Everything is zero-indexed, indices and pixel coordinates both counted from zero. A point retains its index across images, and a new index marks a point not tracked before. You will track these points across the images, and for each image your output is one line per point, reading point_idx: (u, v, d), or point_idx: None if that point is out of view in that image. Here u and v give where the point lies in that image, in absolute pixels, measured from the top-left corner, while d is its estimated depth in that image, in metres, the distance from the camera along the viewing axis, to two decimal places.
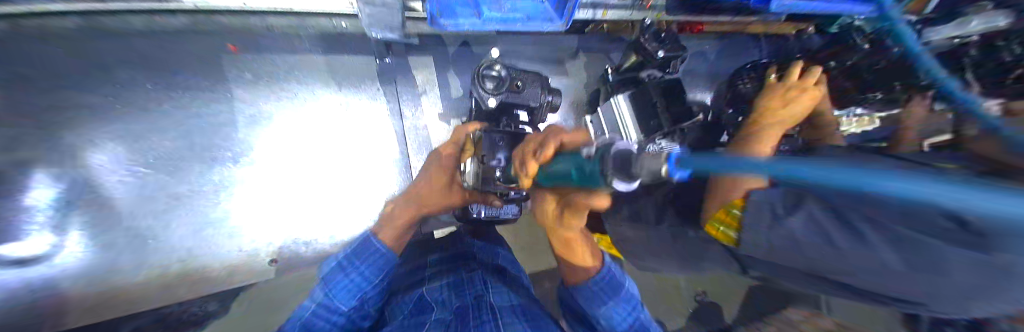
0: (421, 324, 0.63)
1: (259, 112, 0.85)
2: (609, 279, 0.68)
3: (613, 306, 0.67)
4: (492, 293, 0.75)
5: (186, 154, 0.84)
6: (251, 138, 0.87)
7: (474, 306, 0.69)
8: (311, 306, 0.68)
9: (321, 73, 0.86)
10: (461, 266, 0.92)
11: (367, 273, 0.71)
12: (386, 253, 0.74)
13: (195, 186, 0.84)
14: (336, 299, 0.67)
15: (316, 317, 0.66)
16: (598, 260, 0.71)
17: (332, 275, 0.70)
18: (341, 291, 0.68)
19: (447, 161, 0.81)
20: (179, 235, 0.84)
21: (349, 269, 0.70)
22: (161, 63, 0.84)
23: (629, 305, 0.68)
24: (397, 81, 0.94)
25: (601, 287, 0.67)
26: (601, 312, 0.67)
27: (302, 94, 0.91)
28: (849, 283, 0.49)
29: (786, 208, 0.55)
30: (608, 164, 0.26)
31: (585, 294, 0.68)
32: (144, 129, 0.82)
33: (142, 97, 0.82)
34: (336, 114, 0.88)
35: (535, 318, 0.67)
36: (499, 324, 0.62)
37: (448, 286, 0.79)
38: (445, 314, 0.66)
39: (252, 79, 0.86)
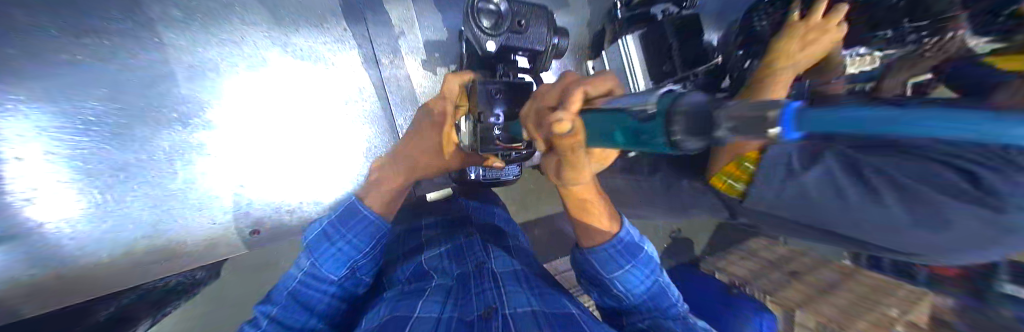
0: (421, 290, 0.59)
1: (204, 61, 0.68)
2: (649, 267, 0.52)
3: (633, 268, 0.51)
4: (493, 259, 0.66)
5: (115, 114, 0.64)
6: (199, 94, 0.69)
7: (476, 274, 0.62)
8: (301, 275, 0.56)
9: (272, 10, 0.71)
10: (457, 230, 0.81)
11: (357, 241, 0.58)
12: (373, 217, 0.60)
13: (139, 154, 0.66)
14: (329, 271, 0.56)
15: (308, 287, 0.56)
16: (616, 220, 0.52)
17: (315, 241, 0.58)
18: (329, 261, 0.56)
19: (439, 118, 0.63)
20: (133, 213, 0.68)
21: (335, 237, 0.57)
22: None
23: (647, 269, 0.52)
24: (367, 20, 0.78)
25: (624, 249, 0.51)
26: (618, 276, 0.51)
27: (251, 37, 0.71)
28: (846, 234, 0.49)
29: (804, 162, 0.47)
30: (681, 123, 0.21)
31: (598, 258, 0.51)
32: (43, 84, 0.59)
33: (37, 45, 0.58)
34: (301, 67, 0.74)
35: (539, 283, 0.61)
36: (501, 291, 0.55)
37: (448, 253, 0.70)
38: (443, 280, 0.61)
39: (183, 17, 0.66)
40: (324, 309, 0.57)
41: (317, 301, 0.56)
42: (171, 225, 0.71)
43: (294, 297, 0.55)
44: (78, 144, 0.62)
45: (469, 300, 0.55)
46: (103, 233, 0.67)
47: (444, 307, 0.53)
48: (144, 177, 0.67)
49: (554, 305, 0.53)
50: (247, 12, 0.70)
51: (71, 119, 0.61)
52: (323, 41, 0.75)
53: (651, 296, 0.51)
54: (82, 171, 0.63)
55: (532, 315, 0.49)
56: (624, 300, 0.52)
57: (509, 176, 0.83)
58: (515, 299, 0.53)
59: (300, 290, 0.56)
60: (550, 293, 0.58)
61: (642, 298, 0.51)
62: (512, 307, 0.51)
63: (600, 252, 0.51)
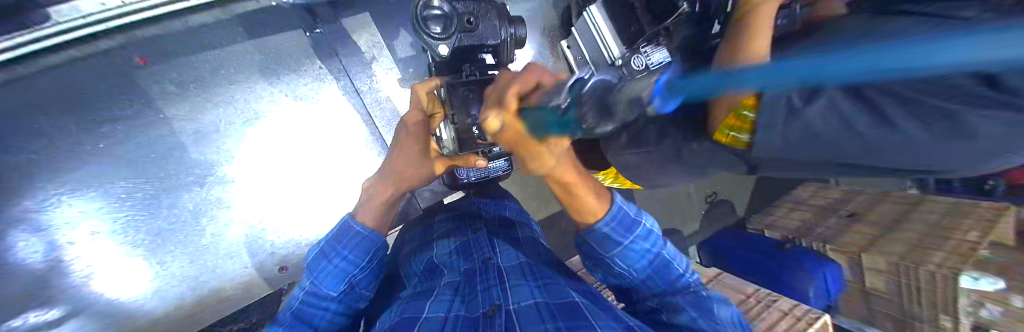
0: (432, 289, 0.61)
1: (207, 124, 0.75)
2: (649, 240, 0.54)
3: (631, 244, 0.53)
4: (499, 254, 0.69)
5: (145, 188, 0.72)
6: (209, 155, 0.76)
7: (482, 270, 0.64)
8: (301, 291, 0.62)
9: (254, 65, 0.76)
10: (465, 225, 0.84)
11: (352, 257, 0.63)
12: (365, 233, 0.65)
13: (171, 219, 0.74)
14: (329, 288, 0.62)
15: (310, 303, 0.61)
16: (607, 199, 0.53)
17: (313, 260, 0.63)
18: (328, 278, 0.62)
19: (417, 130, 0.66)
20: (178, 271, 0.75)
21: (332, 254, 0.63)
22: (75, 101, 0.68)
23: (647, 242, 0.54)
24: (339, 55, 0.82)
25: (619, 226, 0.53)
26: (617, 254, 0.53)
27: (239, 93, 0.76)
28: (866, 163, 0.42)
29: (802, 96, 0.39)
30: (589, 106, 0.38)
31: (598, 238, 0.53)
32: (82, 173, 0.68)
33: (66, 142, 0.67)
34: (293, 112, 0.79)
35: (546, 276, 0.62)
36: (507, 286, 0.57)
37: (458, 250, 0.74)
38: (454, 277, 0.64)
39: (178, 90, 0.73)
40: (326, 323, 0.62)
41: (320, 319, 0.62)
42: (211, 276, 0.78)
43: (298, 315, 0.60)
44: (118, 220, 0.70)
45: (475, 296, 0.57)
46: (156, 295, 0.75)
47: (452, 305, 0.56)
48: (179, 238, 0.75)
49: (558, 295, 0.54)
50: (233, 72, 0.75)
51: (112, 201, 0.70)
52: (304, 82, 0.80)
53: (655, 270, 0.54)
54: (127, 243, 0.71)
55: (535, 306, 0.51)
56: (630, 275, 0.55)
57: (499, 170, 0.84)
58: (518, 295, 0.54)
59: (305, 308, 0.61)
60: (556, 283, 0.59)
61: (644, 272, 0.54)
62: (516, 302, 0.53)
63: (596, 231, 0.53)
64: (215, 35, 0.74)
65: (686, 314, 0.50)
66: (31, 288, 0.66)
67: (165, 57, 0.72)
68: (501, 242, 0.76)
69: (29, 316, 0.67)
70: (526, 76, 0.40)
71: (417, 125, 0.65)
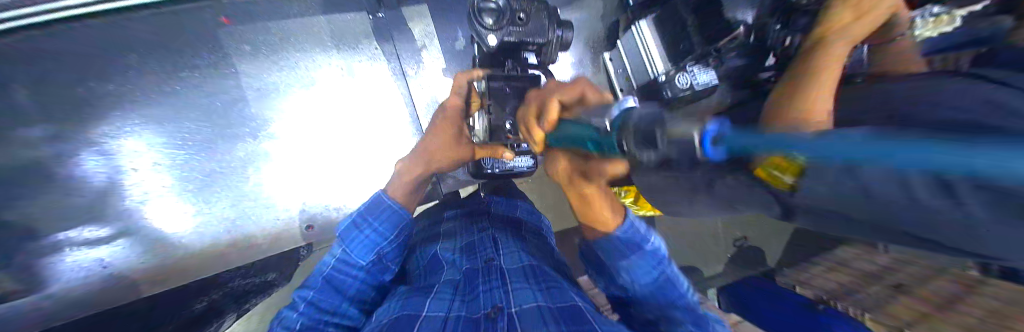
0: (432, 285, 0.64)
1: (268, 83, 0.82)
2: (656, 257, 0.55)
3: (639, 258, 0.55)
4: (501, 255, 0.70)
5: (206, 132, 0.79)
6: (264, 112, 0.83)
7: (484, 270, 0.66)
8: (334, 261, 0.61)
9: (319, 36, 0.83)
10: (473, 221, 0.89)
11: (382, 230, 0.64)
12: (395, 207, 0.66)
13: (221, 162, 0.81)
14: (358, 256, 0.61)
15: (341, 272, 0.60)
16: (621, 213, 0.55)
17: (344, 230, 0.63)
18: (359, 247, 0.61)
19: (454, 116, 0.70)
20: (213, 214, 0.81)
21: (364, 225, 0.63)
22: (167, 48, 0.77)
23: (654, 260, 0.55)
24: (394, 39, 0.88)
25: (628, 240, 0.54)
26: (624, 266, 0.56)
27: (301, 60, 0.83)
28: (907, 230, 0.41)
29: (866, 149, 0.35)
30: (627, 136, 0.30)
31: (605, 247, 0.56)
32: (159, 111, 0.76)
33: (153, 82, 0.76)
34: (343, 84, 0.85)
35: (551, 278, 0.62)
36: (507, 289, 0.58)
37: (461, 247, 0.77)
38: (452, 275, 0.66)
39: (251, 50, 0.81)
40: (355, 295, 0.60)
41: (351, 285, 0.60)
42: (244, 221, 0.83)
43: (328, 281, 0.59)
44: (178, 156, 0.78)
45: (476, 297, 0.58)
46: (194, 230, 0.81)
47: (451, 305, 0.57)
48: (221, 183, 0.81)
49: (559, 300, 0.54)
50: (301, 41, 0.83)
51: (178, 139, 0.78)
52: (358, 59, 0.86)
53: (660, 288, 0.55)
54: (181, 177, 0.78)
55: (538, 309, 0.51)
56: (633, 288, 0.57)
57: (522, 168, 0.85)
58: (519, 294, 0.55)
59: (335, 276, 0.60)
60: (559, 287, 0.58)
61: (649, 287, 0.55)
62: (518, 305, 0.53)
63: (605, 241, 0.56)
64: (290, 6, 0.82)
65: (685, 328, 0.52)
66: (92, 207, 0.73)
67: (246, 19, 0.80)
68: (503, 239, 0.78)
69: (81, 232, 0.73)
70: (569, 89, 0.45)
71: (454, 110, 0.70)
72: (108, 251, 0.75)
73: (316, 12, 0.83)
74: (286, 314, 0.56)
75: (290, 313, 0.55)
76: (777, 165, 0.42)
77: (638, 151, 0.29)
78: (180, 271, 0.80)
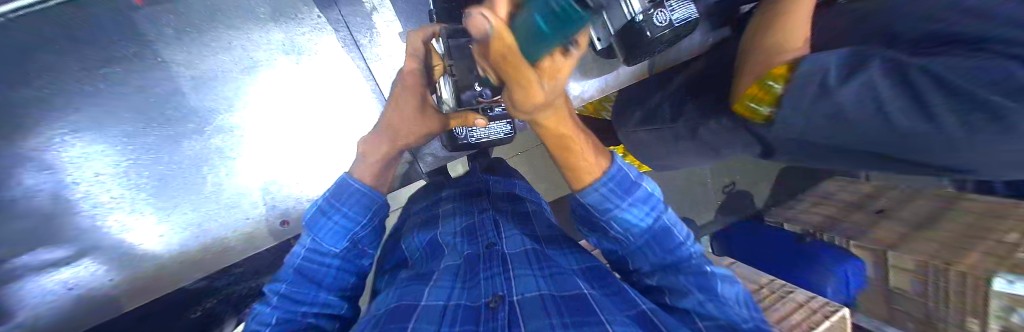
0: (432, 271, 0.62)
1: (206, 71, 0.73)
2: (649, 204, 0.52)
3: (629, 207, 0.51)
4: (504, 240, 0.68)
5: (145, 132, 0.71)
6: (209, 104, 0.75)
7: (485, 256, 0.63)
8: (303, 249, 0.57)
9: (251, 10, 0.73)
10: (472, 202, 0.90)
11: (352, 214, 0.59)
12: (365, 191, 0.60)
13: (175, 164, 0.74)
14: (331, 244, 0.57)
15: (313, 261, 0.57)
16: (608, 159, 0.52)
17: (310, 218, 0.58)
18: (329, 234, 0.57)
19: (411, 79, 0.62)
20: (181, 217, 0.77)
21: (331, 211, 0.58)
22: (71, 38, 0.65)
23: (647, 207, 0.52)
24: (337, 4, 0.78)
25: (617, 187, 0.50)
26: (612, 217, 0.52)
27: (237, 39, 0.73)
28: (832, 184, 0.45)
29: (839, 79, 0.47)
30: None
31: (591, 200, 0.51)
32: (82, 113, 0.67)
33: (65, 79, 0.65)
34: (291, 62, 0.77)
35: (552, 264, 0.60)
36: (510, 276, 0.55)
37: (461, 231, 0.75)
38: (454, 260, 0.64)
39: (176, 33, 0.70)
40: (333, 282, 0.58)
41: (324, 275, 0.57)
42: (210, 223, 0.81)
43: (300, 271, 0.55)
44: (119, 163, 0.70)
45: (477, 285, 0.55)
46: (162, 238, 0.77)
47: (452, 292, 0.54)
48: (182, 185, 0.76)
49: (564, 288, 0.52)
50: (231, 18, 0.72)
51: (112, 145, 0.69)
52: (302, 32, 0.76)
53: (654, 238, 0.53)
54: (129, 185, 0.72)
55: (540, 299, 0.48)
56: (629, 239, 0.54)
57: (500, 134, 0.79)
58: (521, 288, 0.51)
59: (307, 265, 0.56)
60: (562, 273, 0.57)
61: (643, 237, 0.53)
62: (519, 293, 0.50)
63: (591, 191, 0.50)
64: None
65: (694, 296, 0.48)
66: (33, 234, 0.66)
67: None
68: (504, 221, 0.77)
69: (40, 254, 0.67)
70: None
71: (414, 76, 0.62)
72: (72, 272, 0.71)
73: None
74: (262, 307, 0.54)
75: (265, 307, 0.52)
76: (764, 92, 0.57)
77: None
78: (163, 280, 0.79)
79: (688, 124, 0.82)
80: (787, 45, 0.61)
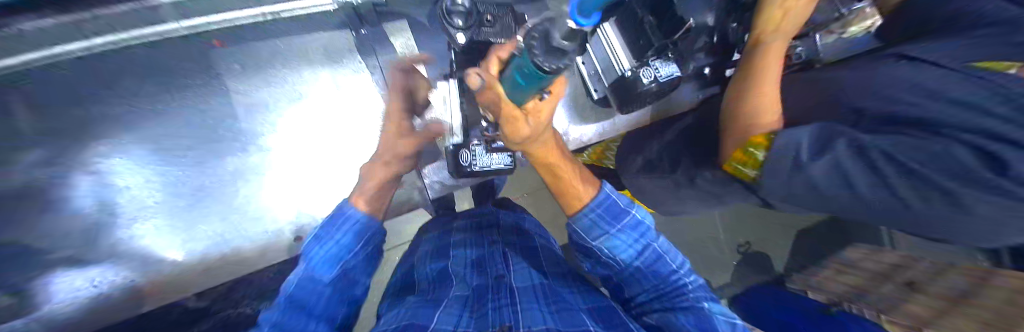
0: (441, 298, 0.61)
1: (258, 100, 0.86)
2: (637, 230, 0.60)
3: (619, 233, 0.59)
4: (512, 273, 0.71)
5: (199, 147, 0.83)
6: (255, 126, 0.86)
7: (496, 287, 0.65)
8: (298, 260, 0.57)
9: (304, 55, 0.88)
10: (482, 234, 0.94)
11: (345, 240, 0.65)
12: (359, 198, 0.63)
13: (215, 176, 0.83)
14: (323, 271, 0.60)
15: (309, 272, 0.57)
16: (594, 188, 0.65)
17: (307, 244, 0.64)
18: (319, 259, 0.61)
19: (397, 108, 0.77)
20: (207, 226, 0.83)
21: (325, 237, 0.64)
22: (166, 73, 0.83)
23: (636, 233, 0.60)
24: (376, 52, 0.90)
25: (605, 213, 0.61)
26: (602, 243, 0.59)
27: (288, 76, 0.88)
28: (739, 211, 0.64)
29: (812, 151, 0.60)
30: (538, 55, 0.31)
31: (580, 224, 0.62)
32: (155, 130, 0.81)
33: (149, 103, 0.81)
34: (331, 97, 0.90)
35: (558, 300, 0.59)
36: (517, 309, 0.55)
37: (472, 264, 0.77)
38: (463, 290, 0.64)
39: (241, 70, 0.85)
40: (336, 293, 0.58)
41: (318, 301, 0.56)
42: (232, 234, 0.84)
43: (299, 285, 0.56)
44: (170, 172, 0.81)
45: (484, 314, 0.55)
46: (184, 246, 0.81)
47: (460, 319, 0.53)
48: (215, 195, 0.83)
49: (571, 323, 0.50)
50: (287, 59, 0.87)
51: (170, 156, 0.81)
52: (344, 73, 0.91)
53: (647, 263, 0.58)
54: (172, 193, 0.80)
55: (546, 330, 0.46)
56: (621, 265, 0.60)
57: (502, 164, 0.86)
58: (528, 316, 0.52)
59: (305, 279, 0.57)
60: (569, 310, 0.56)
61: (636, 262, 0.58)
62: (527, 325, 0.48)
63: (582, 217, 0.62)
64: (271, 28, 0.87)
65: None
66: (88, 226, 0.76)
67: (238, 41, 0.85)
68: (512, 254, 0.81)
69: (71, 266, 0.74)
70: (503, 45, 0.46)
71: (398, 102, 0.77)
72: (88, 276, 0.76)
73: (300, 32, 0.89)
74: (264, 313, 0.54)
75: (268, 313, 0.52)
76: (750, 157, 0.71)
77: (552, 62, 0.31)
78: (175, 285, 0.81)
79: (686, 173, 0.92)
80: (763, 117, 0.73)
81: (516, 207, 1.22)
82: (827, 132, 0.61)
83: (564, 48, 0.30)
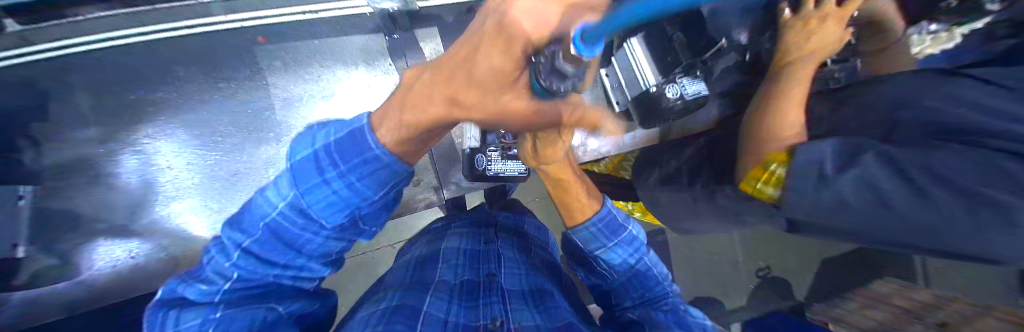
0: (429, 281, 0.62)
1: (294, 94, 0.90)
2: (632, 245, 0.60)
3: (615, 246, 0.59)
4: (504, 272, 0.70)
5: (235, 136, 0.87)
6: (288, 119, 0.90)
7: (484, 283, 0.66)
8: (281, 206, 0.38)
9: (340, 55, 0.93)
10: (482, 231, 0.92)
11: (358, 184, 0.39)
12: (387, 161, 0.40)
13: (247, 164, 0.87)
14: (321, 217, 0.39)
15: (292, 224, 0.39)
16: (598, 201, 0.63)
17: (297, 166, 0.38)
18: (320, 205, 0.38)
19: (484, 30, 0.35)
20: (236, 209, 0.86)
21: (327, 169, 0.37)
22: (209, 62, 0.88)
23: (631, 248, 0.60)
24: (407, 56, 0.93)
25: (605, 227, 0.60)
26: (600, 253, 0.60)
27: (324, 74, 0.92)
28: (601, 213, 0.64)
29: (838, 165, 0.50)
30: (546, 69, 0.37)
31: (582, 236, 0.61)
32: (199, 117, 0.86)
33: (193, 91, 0.87)
34: (359, 96, 0.93)
35: (546, 302, 0.63)
36: (507, 308, 0.57)
37: (466, 255, 0.76)
38: (453, 279, 0.65)
39: (281, 65, 0.91)
40: (317, 250, 0.43)
41: (306, 243, 0.41)
42: None
43: (273, 231, 0.39)
44: (207, 157, 0.86)
45: (476, 306, 0.58)
46: (212, 228, 0.85)
47: (451, 305, 0.56)
48: (246, 181, 0.87)
49: (557, 320, 0.57)
50: (324, 58, 0.92)
51: (209, 142, 0.86)
52: (374, 74, 0.94)
53: (635, 276, 0.59)
54: (208, 176, 0.85)
55: None
56: (612, 275, 0.61)
57: (515, 172, 0.85)
58: (520, 316, 0.55)
59: (282, 225, 0.39)
60: (555, 310, 0.60)
61: (625, 274, 0.60)
62: (517, 322, 0.53)
63: (582, 229, 0.61)
64: (314, 29, 0.92)
65: None
66: (133, 199, 0.83)
67: (281, 39, 0.91)
68: (510, 254, 0.79)
69: (100, 248, 0.81)
70: None
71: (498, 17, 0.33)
72: (109, 252, 0.82)
73: (339, 33, 0.93)
74: (217, 253, 0.41)
75: (223, 258, 0.40)
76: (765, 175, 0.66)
77: (554, 81, 0.38)
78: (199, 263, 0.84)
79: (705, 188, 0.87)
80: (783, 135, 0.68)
81: (522, 211, 1.19)
82: (850, 145, 0.51)
83: (568, 76, 0.39)
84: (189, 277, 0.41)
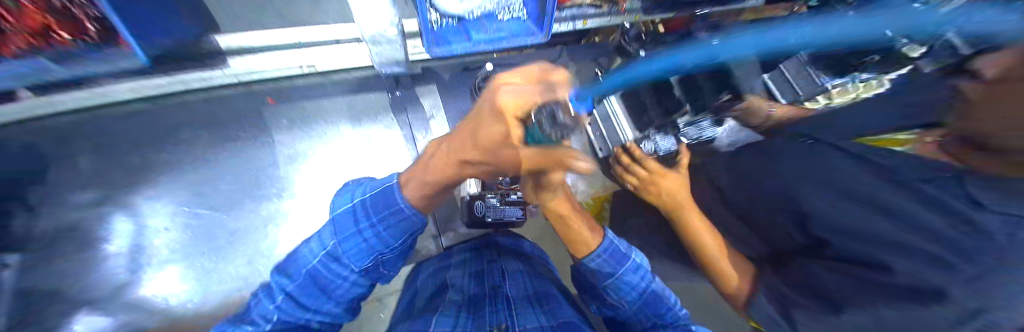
0: (435, 304, 0.59)
1: (298, 150, 0.95)
2: (638, 272, 0.60)
3: (623, 276, 0.59)
4: (506, 281, 0.66)
5: (236, 194, 0.89)
6: (290, 174, 0.94)
7: (489, 295, 0.61)
8: (320, 255, 0.43)
9: (344, 112, 1.00)
10: (479, 255, 0.80)
11: (384, 235, 0.44)
12: (409, 212, 0.45)
13: (246, 220, 0.88)
14: (353, 263, 0.43)
15: (327, 270, 0.43)
16: (599, 234, 0.66)
17: (338, 218, 0.45)
18: (355, 249, 0.43)
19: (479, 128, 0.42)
20: (234, 268, 0.85)
21: (365, 225, 0.43)
22: (217, 124, 0.93)
23: (637, 274, 0.60)
24: (407, 111, 1.04)
25: (610, 257, 0.61)
26: (609, 285, 0.60)
27: (327, 130, 0.98)
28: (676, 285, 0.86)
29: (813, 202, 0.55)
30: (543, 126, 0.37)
31: (592, 268, 0.62)
32: (202, 177, 0.89)
33: (200, 150, 0.90)
34: (360, 147, 0.99)
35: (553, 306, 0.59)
36: (513, 312, 0.54)
37: (468, 275, 0.71)
38: (458, 295, 0.62)
39: (287, 124, 0.96)
40: (345, 295, 0.45)
41: (341, 287, 0.44)
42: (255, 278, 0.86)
43: (310, 275, 0.43)
44: (207, 216, 0.87)
45: (482, 315, 0.53)
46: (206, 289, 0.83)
47: (457, 321, 0.50)
48: (245, 238, 0.87)
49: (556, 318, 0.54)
50: (328, 115, 0.99)
51: (210, 200, 0.88)
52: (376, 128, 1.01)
53: (648, 300, 0.58)
54: (205, 235, 0.86)
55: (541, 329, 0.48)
56: (624, 306, 0.59)
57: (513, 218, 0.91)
58: (523, 318, 0.52)
59: (318, 271, 0.43)
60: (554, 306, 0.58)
61: (636, 303, 0.58)
62: (522, 324, 0.50)
63: (590, 262, 0.62)
64: (320, 88, 0.99)
65: None
66: (124, 263, 0.82)
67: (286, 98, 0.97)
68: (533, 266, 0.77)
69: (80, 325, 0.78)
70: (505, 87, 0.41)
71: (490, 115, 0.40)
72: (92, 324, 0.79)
73: (343, 91, 1.00)
74: (265, 297, 0.44)
75: (269, 301, 0.43)
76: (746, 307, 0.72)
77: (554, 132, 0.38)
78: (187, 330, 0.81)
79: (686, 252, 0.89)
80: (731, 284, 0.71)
81: None
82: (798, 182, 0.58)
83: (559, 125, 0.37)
84: (237, 320, 0.44)
